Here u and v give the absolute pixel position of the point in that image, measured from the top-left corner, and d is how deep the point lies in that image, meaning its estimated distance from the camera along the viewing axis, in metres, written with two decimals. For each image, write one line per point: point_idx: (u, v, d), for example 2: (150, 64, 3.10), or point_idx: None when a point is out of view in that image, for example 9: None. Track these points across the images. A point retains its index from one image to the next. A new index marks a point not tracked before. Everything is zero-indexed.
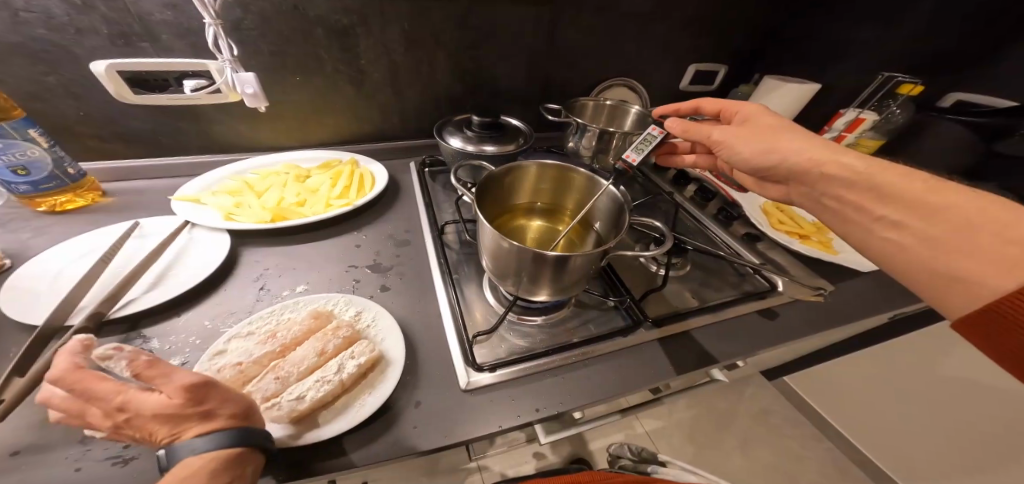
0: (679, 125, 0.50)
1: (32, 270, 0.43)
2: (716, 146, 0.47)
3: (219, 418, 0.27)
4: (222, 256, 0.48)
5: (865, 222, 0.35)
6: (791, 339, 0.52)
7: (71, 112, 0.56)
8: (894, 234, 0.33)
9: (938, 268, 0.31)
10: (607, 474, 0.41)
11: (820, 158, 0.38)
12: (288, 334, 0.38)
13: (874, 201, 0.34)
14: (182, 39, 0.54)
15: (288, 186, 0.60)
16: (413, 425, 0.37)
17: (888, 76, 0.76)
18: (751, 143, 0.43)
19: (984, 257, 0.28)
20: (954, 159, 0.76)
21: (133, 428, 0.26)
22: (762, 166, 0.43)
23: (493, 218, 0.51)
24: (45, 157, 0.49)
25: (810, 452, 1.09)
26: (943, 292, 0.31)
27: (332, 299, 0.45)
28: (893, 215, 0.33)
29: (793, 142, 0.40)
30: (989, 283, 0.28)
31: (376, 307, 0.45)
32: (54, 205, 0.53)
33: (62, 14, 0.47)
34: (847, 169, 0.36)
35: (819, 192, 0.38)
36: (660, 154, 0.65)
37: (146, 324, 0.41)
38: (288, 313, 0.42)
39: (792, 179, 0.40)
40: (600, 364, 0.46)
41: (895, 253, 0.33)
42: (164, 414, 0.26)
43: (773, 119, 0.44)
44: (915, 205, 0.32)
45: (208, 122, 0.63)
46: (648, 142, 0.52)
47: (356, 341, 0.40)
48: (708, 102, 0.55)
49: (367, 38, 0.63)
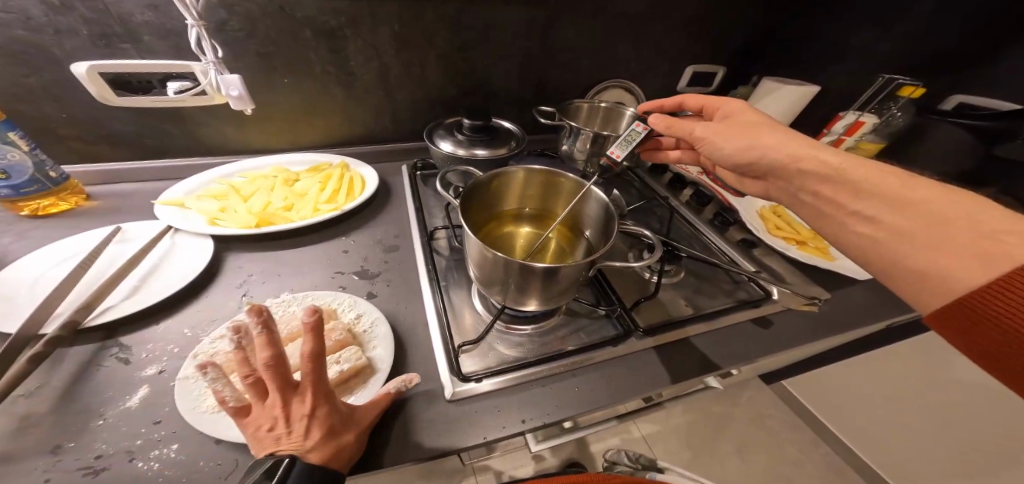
0: (662, 121, 0.48)
1: (9, 276, 0.42)
2: (699, 143, 0.45)
3: (339, 458, 0.29)
4: (205, 262, 0.47)
5: (838, 216, 0.35)
6: (787, 348, 0.51)
7: (54, 114, 0.55)
8: (868, 228, 0.32)
9: (912, 263, 0.30)
10: (603, 476, 0.41)
11: (797, 154, 0.37)
12: (289, 327, 0.40)
13: (848, 195, 0.34)
14: (165, 40, 0.53)
15: (275, 190, 0.59)
16: (395, 436, 0.36)
17: (888, 79, 0.74)
18: (736, 139, 0.41)
19: (954, 250, 0.28)
20: (954, 163, 0.73)
21: (294, 420, 0.29)
22: (742, 165, 0.42)
23: (478, 226, 0.50)
24: (26, 161, 0.48)
25: (809, 457, 1.08)
26: (912, 286, 0.30)
27: (338, 298, 0.45)
28: (866, 210, 0.32)
29: (770, 138, 0.39)
30: (960, 278, 0.27)
31: (377, 313, 0.44)
32: (36, 208, 0.52)
33: (41, 15, 0.47)
34: (823, 165, 0.35)
35: (798, 187, 0.37)
36: (645, 151, 0.63)
37: (125, 332, 0.40)
38: (295, 306, 0.44)
39: (771, 174, 0.39)
40: (591, 374, 0.45)
41: (871, 248, 0.32)
42: (332, 427, 0.30)
43: (754, 115, 0.43)
44: (888, 199, 0.31)
45: (195, 124, 0.62)
46: (632, 139, 0.52)
47: (346, 346, 0.40)
48: (691, 98, 0.53)
49: (356, 40, 0.62)
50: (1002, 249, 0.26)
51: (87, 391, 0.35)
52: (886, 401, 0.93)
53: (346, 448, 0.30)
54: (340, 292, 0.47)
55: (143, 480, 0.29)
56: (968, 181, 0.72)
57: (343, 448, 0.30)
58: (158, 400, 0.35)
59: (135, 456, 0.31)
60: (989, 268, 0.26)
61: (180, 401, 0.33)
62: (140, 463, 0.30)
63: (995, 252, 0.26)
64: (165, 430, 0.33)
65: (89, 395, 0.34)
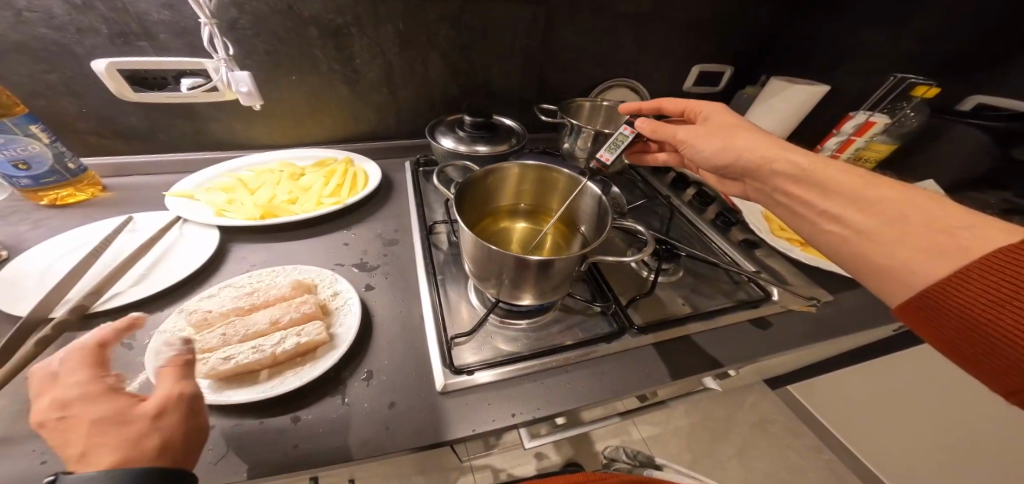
0: (647, 124, 0.48)
1: (24, 263, 0.44)
2: (681, 145, 0.45)
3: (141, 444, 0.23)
4: (210, 251, 0.49)
5: (811, 216, 0.34)
6: (782, 351, 0.50)
7: (72, 109, 0.57)
8: (835, 226, 0.32)
9: (876, 260, 0.30)
10: (605, 474, 0.41)
11: (771, 157, 0.37)
12: (265, 295, 0.42)
13: (820, 196, 0.33)
14: (180, 39, 0.55)
15: (281, 184, 0.61)
16: (382, 426, 0.36)
17: (900, 78, 0.69)
18: (722, 139, 0.41)
19: (917, 246, 0.28)
20: (967, 164, 0.70)
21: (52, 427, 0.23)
22: (722, 167, 0.42)
23: (473, 223, 0.51)
24: (46, 153, 0.50)
25: (814, 464, 1.05)
26: (880, 282, 0.30)
27: (321, 274, 0.48)
28: (834, 208, 0.32)
29: (748, 140, 0.39)
30: (919, 273, 0.27)
31: (352, 291, 0.46)
32: (55, 198, 0.55)
33: (63, 14, 0.49)
34: (796, 167, 0.35)
35: (773, 189, 0.37)
36: (633, 153, 0.64)
37: (129, 318, 0.42)
38: (280, 278, 0.46)
39: (750, 177, 0.39)
40: (582, 370, 0.44)
41: (840, 246, 0.32)
42: (109, 417, 0.24)
43: (734, 119, 0.44)
44: (855, 199, 0.31)
45: (206, 121, 0.65)
46: (620, 141, 0.51)
47: (314, 319, 0.41)
48: (670, 102, 0.53)
49: (361, 38, 0.63)
50: (959, 244, 0.26)
51: None
52: (894, 409, 0.90)
53: (151, 435, 0.24)
54: (324, 269, 0.49)
55: None
56: (982, 184, 0.69)
57: (143, 437, 0.24)
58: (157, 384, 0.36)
59: None
60: (947, 261, 0.26)
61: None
62: None
63: (952, 245, 0.26)
64: None
65: None
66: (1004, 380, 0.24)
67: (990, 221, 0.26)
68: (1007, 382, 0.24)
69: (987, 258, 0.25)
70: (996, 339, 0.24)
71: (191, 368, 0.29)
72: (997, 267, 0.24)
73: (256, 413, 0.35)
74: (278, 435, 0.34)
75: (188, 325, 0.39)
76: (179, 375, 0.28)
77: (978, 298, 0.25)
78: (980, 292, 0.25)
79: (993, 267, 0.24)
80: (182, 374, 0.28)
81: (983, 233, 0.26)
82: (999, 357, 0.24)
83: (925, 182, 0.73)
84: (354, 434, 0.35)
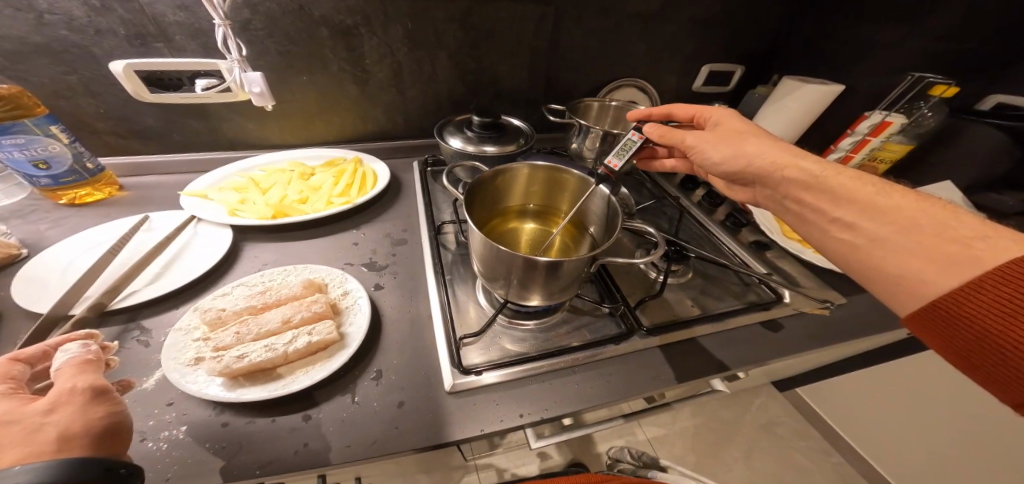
0: (655, 129, 0.47)
1: (45, 260, 0.45)
2: (690, 150, 0.45)
3: (39, 436, 0.23)
4: (223, 250, 0.50)
5: (820, 223, 0.34)
6: (793, 354, 0.49)
7: (90, 109, 0.59)
8: (846, 235, 0.32)
9: (888, 268, 0.29)
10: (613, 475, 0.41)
11: (782, 162, 0.36)
12: (279, 293, 0.43)
13: (829, 203, 0.33)
14: (194, 40, 0.56)
15: (292, 183, 0.62)
16: (393, 425, 0.37)
17: (918, 77, 0.67)
18: (731, 144, 0.41)
19: (927, 255, 0.27)
20: (986, 165, 0.68)
21: None
22: (730, 172, 0.41)
23: (481, 223, 0.51)
24: (65, 153, 0.51)
25: (820, 468, 1.04)
26: (888, 289, 0.30)
27: (330, 273, 0.48)
28: (846, 216, 0.32)
29: (756, 144, 0.39)
30: (931, 283, 0.27)
31: (361, 291, 0.46)
32: (74, 198, 0.57)
33: (83, 16, 0.50)
34: (805, 173, 0.35)
35: (782, 194, 0.37)
36: (641, 159, 0.64)
37: (145, 316, 0.43)
38: (291, 276, 0.47)
39: (760, 181, 0.39)
40: (591, 372, 0.44)
41: (848, 254, 0.32)
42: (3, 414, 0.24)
43: (744, 124, 0.43)
44: (866, 206, 0.31)
45: (220, 121, 0.66)
46: (629, 147, 0.50)
47: (324, 318, 0.41)
48: (679, 109, 0.52)
49: (371, 38, 0.64)
50: (971, 253, 0.26)
51: (110, 373, 0.38)
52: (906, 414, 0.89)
53: (48, 427, 0.24)
54: (333, 269, 0.49)
55: (151, 458, 0.32)
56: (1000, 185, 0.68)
57: (38, 429, 0.24)
58: (170, 384, 0.37)
59: (147, 437, 0.33)
60: (957, 272, 0.26)
61: (176, 384, 0.34)
62: (149, 443, 0.33)
63: (961, 254, 0.26)
64: (173, 413, 0.35)
65: (111, 374, 0.37)
66: (1013, 391, 0.25)
67: (1001, 230, 0.26)
68: (1011, 393, 0.25)
69: (999, 269, 0.25)
70: (1009, 349, 0.24)
71: (96, 367, 0.29)
72: (1009, 277, 0.24)
73: (268, 412, 0.36)
74: (291, 432, 0.35)
75: (203, 324, 0.40)
76: (79, 372, 0.28)
77: (989, 308, 0.25)
78: (991, 302, 0.25)
79: (1006, 277, 0.24)
80: (86, 370, 0.28)
81: (995, 245, 0.26)
82: (1010, 368, 0.24)
83: (939, 183, 0.72)
84: (365, 431, 0.36)
